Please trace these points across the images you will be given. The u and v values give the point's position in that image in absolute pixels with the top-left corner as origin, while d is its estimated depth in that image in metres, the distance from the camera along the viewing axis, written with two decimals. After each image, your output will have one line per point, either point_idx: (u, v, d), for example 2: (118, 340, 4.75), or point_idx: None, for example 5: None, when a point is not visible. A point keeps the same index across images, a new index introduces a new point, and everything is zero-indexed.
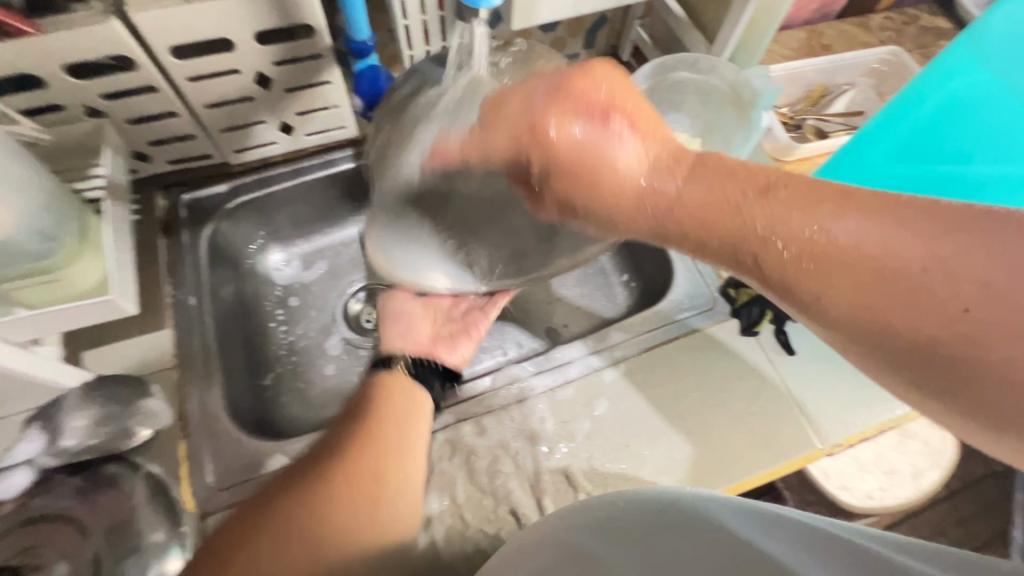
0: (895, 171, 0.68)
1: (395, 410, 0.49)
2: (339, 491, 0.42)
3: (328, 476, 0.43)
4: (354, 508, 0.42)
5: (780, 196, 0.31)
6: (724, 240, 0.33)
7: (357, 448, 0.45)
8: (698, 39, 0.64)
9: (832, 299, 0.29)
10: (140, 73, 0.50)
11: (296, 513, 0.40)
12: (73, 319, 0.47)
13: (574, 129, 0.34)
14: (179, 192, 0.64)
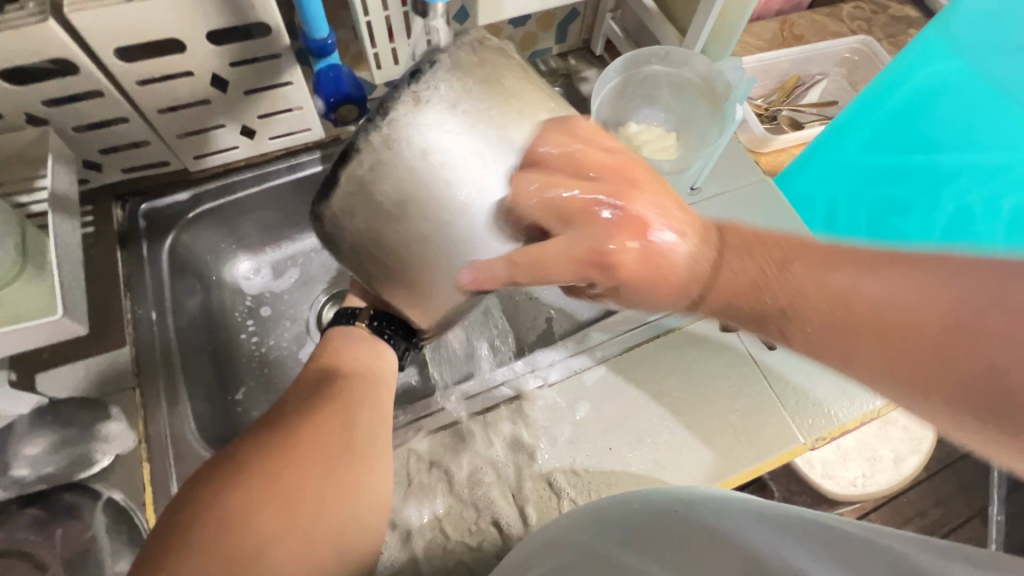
0: (871, 160, 0.70)
1: (362, 385, 0.49)
2: (315, 457, 0.41)
3: (301, 444, 0.41)
4: (334, 479, 0.40)
5: (796, 268, 0.36)
6: (754, 313, 0.38)
7: (328, 415, 0.44)
8: (670, 32, 0.63)
9: (860, 367, 0.34)
10: (84, 77, 0.47)
11: (273, 479, 0.38)
12: (17, 343, 0.44)
13: (634, 244, 0.39)
14: (137, 202, 0.61)
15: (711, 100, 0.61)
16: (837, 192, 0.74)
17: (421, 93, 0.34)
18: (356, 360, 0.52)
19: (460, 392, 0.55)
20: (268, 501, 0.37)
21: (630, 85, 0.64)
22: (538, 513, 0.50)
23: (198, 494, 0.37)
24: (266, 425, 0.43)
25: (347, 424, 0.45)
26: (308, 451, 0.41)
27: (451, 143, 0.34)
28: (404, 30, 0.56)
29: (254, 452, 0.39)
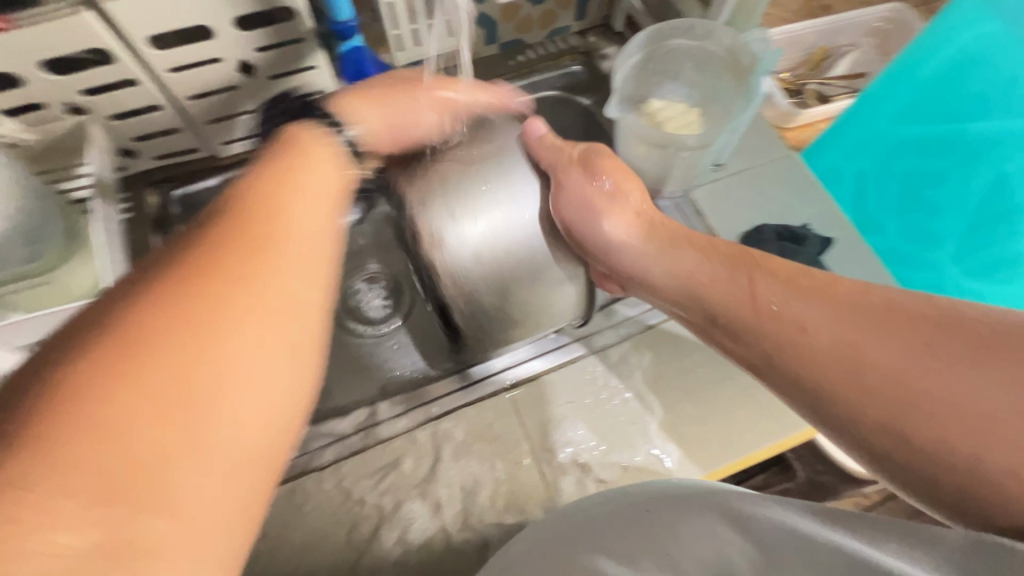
0: (904, 132, 0.70)
1: (316, 206, 0.33)
2: (237, 308, 0.26)
3: (224, 275, 0.27)
4: (269, 339, 0.26)
5: (776, 283, 0.40)
6: (721, 299, 0.42)
7: (266, 242, 0.29)
8: (692, 4, 0.63)
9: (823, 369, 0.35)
10: (120, 66, 0.48)
11: (170, 339, 0.24)
12: (69, 321, 0.46)
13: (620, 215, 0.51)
14: (169, 188, 0.63)
15: (736, 74, 0.60)
16: (867, 165, 0.73)
17: (450, 212, 0.48)
18: (300, 171, 0.35)
19: (480, 369, 0.56)
20: (150, 386, 0.23)
21: (652, 61, 0.63)
22: (564, 487, 0.51)
23: (58, 363, 0.23)
24: (172, 253, 0.28)
25: (297, 260, 0.30)
26: (227, 299, 0.26)
27: (493, 223, 0.48)
28: (424, 11, 0.56)
29: (145, 295, 0.25)
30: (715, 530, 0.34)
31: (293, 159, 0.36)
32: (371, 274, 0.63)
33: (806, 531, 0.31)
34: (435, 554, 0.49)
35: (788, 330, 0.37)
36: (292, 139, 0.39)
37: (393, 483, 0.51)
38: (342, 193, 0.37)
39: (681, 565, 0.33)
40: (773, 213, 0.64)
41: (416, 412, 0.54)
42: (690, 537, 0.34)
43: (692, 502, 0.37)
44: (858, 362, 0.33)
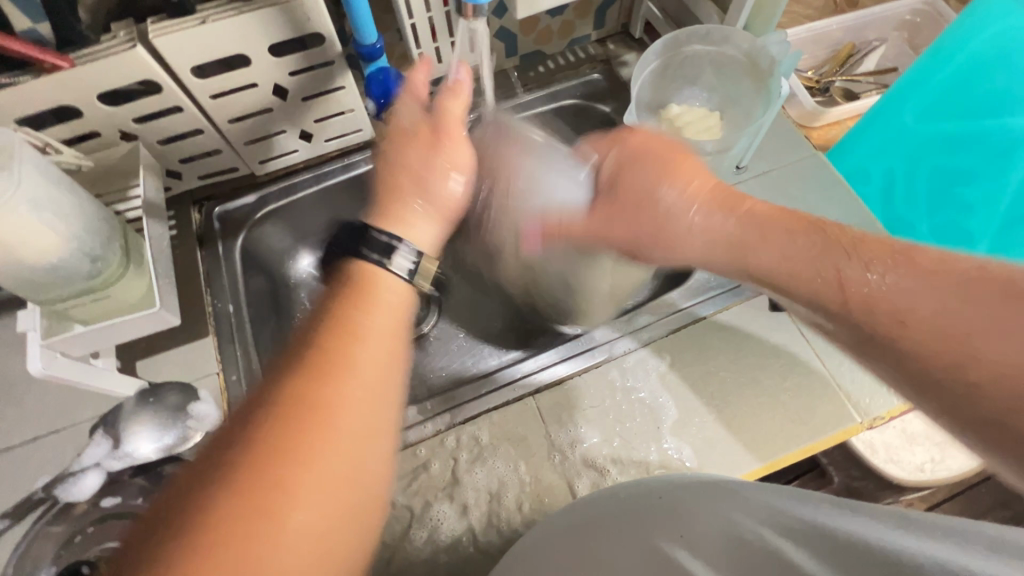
0: (933, 130, 0.68)
1: (385, 311, 0.40)
2: (329, 453, 0.32)
3: (308, 448, 0.32)
4: (341, 488, 0.32)
5: (866, 251, 0.36)
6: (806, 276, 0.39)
7: (332, 402, 0.34)
8: (710, 9, 0.63)
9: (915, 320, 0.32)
10: (167, 95, 0.52)
11: (255, 505, 0.29)
12: (123, 332, 0.50)
13: (665, 199, 0.45)
14: (211, 206, 0.67)
15: (756, 78, 0.59)
16: (895, 162, 0.70)
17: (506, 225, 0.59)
18: (354, 316, 0.38)
19: (506, 374, 0.58)
20: (246, 533, 0.29)
21: (670, 67, 0.63)
22: (581, 488, 0.52)
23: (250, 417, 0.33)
24: (275, 394, 0.33)
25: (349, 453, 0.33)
26: (284, 471, 0.31)
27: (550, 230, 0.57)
28: (446, 29, 0.59)
29: (246, 452, 0.31)
30: (730, 510, 0.34)
31: (357, 317, 0.38)
32: None
33: (818, 520, 0.29)
34: (460, 552, 0.50)
35: (884, 309, 0.34)
36: (360, 277, 0.41)
37: (423, 484, 0.53)
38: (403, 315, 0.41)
39: (693, 543, 0.33)
40: (799, 215, 0.63)
41: (443, 415, 0.56)
42: (700, 522, 0.35)
43: (714, 492, 0.37)
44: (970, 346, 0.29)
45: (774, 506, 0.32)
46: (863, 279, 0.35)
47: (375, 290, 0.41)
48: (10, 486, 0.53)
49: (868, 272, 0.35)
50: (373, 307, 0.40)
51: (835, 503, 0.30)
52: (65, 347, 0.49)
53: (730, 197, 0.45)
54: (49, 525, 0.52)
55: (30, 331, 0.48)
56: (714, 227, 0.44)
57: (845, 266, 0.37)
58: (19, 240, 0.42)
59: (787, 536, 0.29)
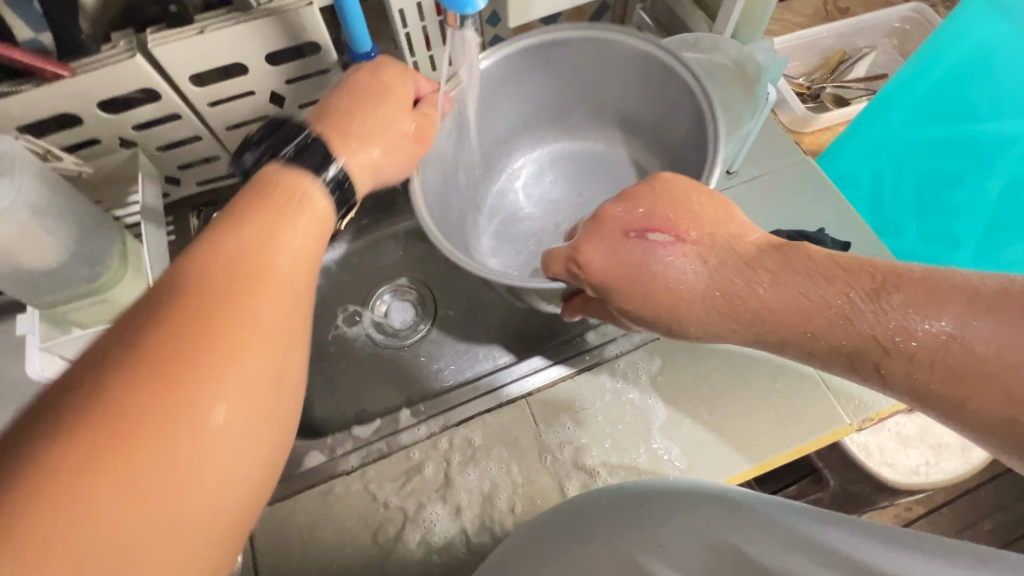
0: (917, 136, 0.69)
1: (294, 242, 0.34)
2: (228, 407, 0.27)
3: (194, 389, 0.26)
4: (237, 434, 0.28)
5: (895, 299, 0.33)
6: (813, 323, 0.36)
7: (237, 331, 0.29)
8: (700, 18, 0.65)
9: (977, 406, 0.29)
10: (165, 102, 0.53)
11: (118, 462, 0.24)
12: None
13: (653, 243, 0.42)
14: (209, 212, 0.68)
15: (744, 84, 0.60)
16: (882, 166, 0.72)
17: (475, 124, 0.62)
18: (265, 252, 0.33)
19: (489, 382, 0.58)
20: (111, 486, 0.23)
21: None
22: (571, 490, 0.53)
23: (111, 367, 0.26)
24: (148, 333, 0.27)
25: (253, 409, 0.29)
26: (169, 412, 0.25)
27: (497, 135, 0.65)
28: (440, 38, 0.60)
29: (118, 401, 0.25)
30: (713, 517, 0.35)
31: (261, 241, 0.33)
32: (405, 292, 0.68)
33: (805, 531, 0.31)
34: (453, 554, 0.50)
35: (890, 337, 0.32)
36: (273, 193, 0.36)
37: (416, 486, 0.53)
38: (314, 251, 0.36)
39: (680, 542, 0.34)
40: (789, 218, 0.64)
41: (434, 419, 0.57)
42: (681, 527, 0.35)
43: (696, 497, 0.37)
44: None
45: (758, 516, 0.33)
46: (913, 332, 0.31)
47: (289, 217, 0.35)
48: None
49: (912, 321, 0.31)
50: (281, 228, 0.35)
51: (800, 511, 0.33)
52: (64, 350, 0.49)
53: (748, 266, 0.39)
54: None
55: (29, 335, 0.49)
56: (715, 318, 0.40)
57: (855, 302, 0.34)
58: (19, 243, 0.43)
59: (765, 546, 0.31)
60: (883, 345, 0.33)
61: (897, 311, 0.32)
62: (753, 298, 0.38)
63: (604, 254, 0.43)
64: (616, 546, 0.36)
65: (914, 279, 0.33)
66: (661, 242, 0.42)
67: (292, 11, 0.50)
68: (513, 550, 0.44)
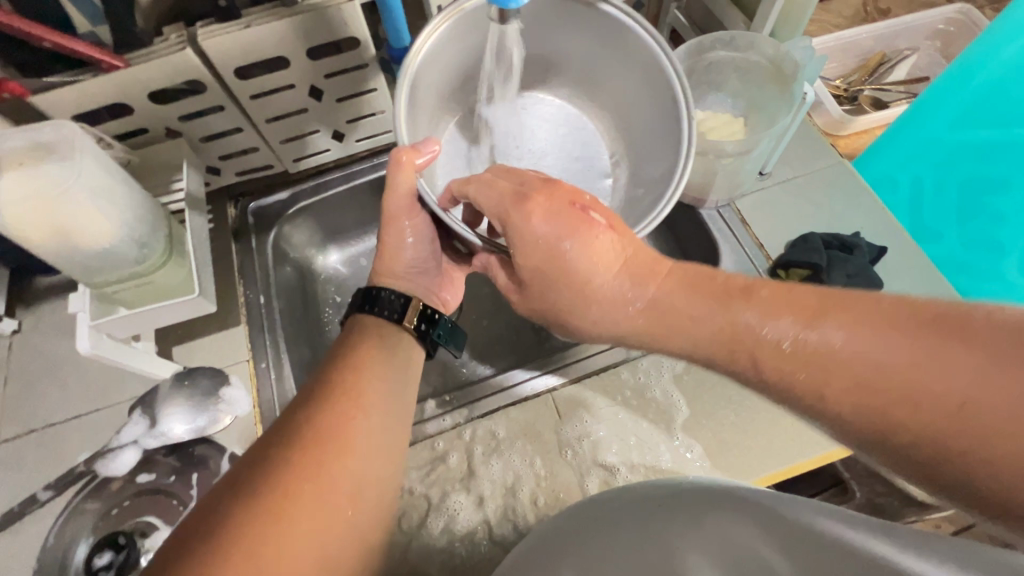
0: (961, 138, 0.68)
1: (391, 360, 0.46)
2: (337, 474, 0.37)
3: (314, 469, 0.37)
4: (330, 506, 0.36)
5: (762, 296, 0.35)
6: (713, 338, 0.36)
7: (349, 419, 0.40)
8: (737, 16, 0.64)
9: (833, 401, 0.30)
10: (211, 94, 0.55)
11: (269, 514, 0.34)
12: (164, 316, 0.53)
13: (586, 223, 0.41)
14: (246, 202, 0.69)
15: (780, 82, 0.60)
16: (923, 171, 0.70)
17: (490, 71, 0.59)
18: (367, 361, 0.45)
19: (508, 378, 0.59)
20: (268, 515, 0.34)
21: (694, 73, 0.63)
22: (591, 487, 0.53)
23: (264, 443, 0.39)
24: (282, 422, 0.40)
25: (353, 479, 0.38)
26: (311, 469, 0.37)
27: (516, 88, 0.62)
28: None
29: (274, 461, 0.36)
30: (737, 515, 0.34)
31: (349, 362, 0.44)
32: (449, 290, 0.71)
33: (818, 529, 0.30)
34: (473, 543, 0.51)
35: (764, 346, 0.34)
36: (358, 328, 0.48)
37: (440, 475, 0.54)
38: (401, 364, 0.47)
39: (704, 546, 0.34)
40: (823, 221, 0.63)
41: (460, 410, 0.57)
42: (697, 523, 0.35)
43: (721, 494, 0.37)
44: (883, 388, 0.29)
45: (769, 518, 0.32)
46: (774, 329, 0.33)
47: (381, 340, 0.48)
48: (55, 459, 0.56)
49: (767, 325, 0.34)
50: (378, 352, 0.46)
51: (822, 511, 0.31)
52: (110, 328, 0.52)
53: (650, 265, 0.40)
54: (87, 499, 0.55)
55: (79, 312, 0.50)
56: (639, 314, 0.39)
57: (737, 312, 0.35)
58: (76, 226, 0.45)
59: (785, 553, 0.31)
60: (746, 344, 0.34)
61: (765, 313, 0.34)
62: (652, 289, 0.38)
63: (554, 229, 0.40)
64: (645, 551, 0.36)
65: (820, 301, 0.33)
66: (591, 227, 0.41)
67: (335, 7, 0.52)
68: (534, 546, 0.44)
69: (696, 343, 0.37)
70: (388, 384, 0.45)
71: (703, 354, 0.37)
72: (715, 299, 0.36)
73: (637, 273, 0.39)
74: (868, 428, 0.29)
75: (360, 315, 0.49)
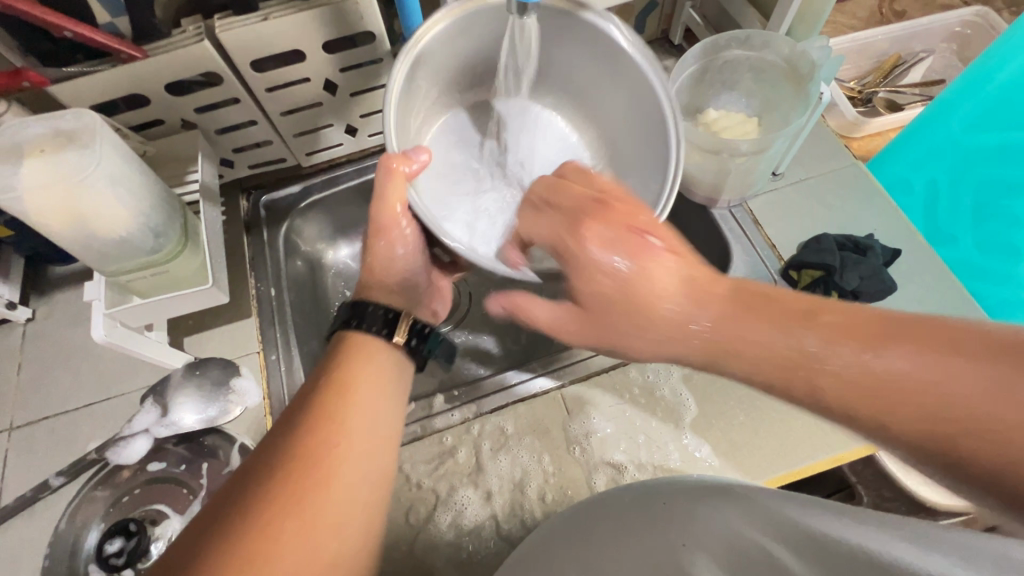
0: (976, 142, 0.67)
1: (380, 375, 0.45)
2: (320, 500, 0.37)
3: (294, 496, 0.36)
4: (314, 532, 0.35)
5: (825, 321, 0.32)
6: (770, 366, 0.32)
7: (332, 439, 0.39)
8: (753, 15, 0.64)
9: (898, 429, 0.28)
10: (226, 87, 0.55)
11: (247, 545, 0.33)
12: (176, 306, 0.53)
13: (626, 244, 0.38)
14: (258, 195, 0.70)
15: (796, 82, 0.60)
16: (938, 173, 0.70)
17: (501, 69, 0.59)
18: (354, 375, 0.44)
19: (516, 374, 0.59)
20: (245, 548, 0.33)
21: (708, 72, 0.63)
22: (599, 485, 0.53)
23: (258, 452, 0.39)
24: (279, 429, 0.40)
25: (337, 502, 0.37)
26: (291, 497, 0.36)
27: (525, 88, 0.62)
28: None
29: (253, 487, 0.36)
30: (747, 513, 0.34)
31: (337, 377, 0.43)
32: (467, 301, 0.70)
33: (820, 528, 0.30)
34: (480, 538, 0.51)
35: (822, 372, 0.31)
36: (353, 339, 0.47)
37: (448, 470, 0.54)
38: (392, 376, 0.46)
39: (714, 544, 0.33)
40: (836, 222, 0.63)
41: (469, 405, 0.58)
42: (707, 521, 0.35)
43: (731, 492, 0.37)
44: (953, 412, 0.27)
45: (781, 514, 0.32)
46: (835, 353, 0.30)
47: (373, 353, 0.46)
48: (67, 445, 0.57)
49: (823, 348, 0.31)
50: (370, 365, 0.45)
51: (837, 510, 0.31)
52: (125, 317, 0.53)
53: (705, 281, 0.36)
54: (97, 487, 0.55)
55: (96, 300, 0.51)
56: (694, 342, 0.35)
57: (798, 336, 0.32)
58: (94, 213, 0.45)
59: (793, 550, 0.30)
60: (804, 368, 0.31)
61: (826, 338, 0.31)
62: (703, 314, 0.34)
63: (614, 254, 0.37)
64: (653, 548, 0.36)
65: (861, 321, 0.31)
66: (651, 247, 0.37)
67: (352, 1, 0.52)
68: (541, 541, 0.44)
69: (746, 371, 0.33)
70: (377, 399, 0.43)
71: (756, 382, 0.33)
72: (768, 322, 0.33)
73: (697, 293, 0.35)
74: (930, 456, 0.28)
75: (346, 331, 0.47)
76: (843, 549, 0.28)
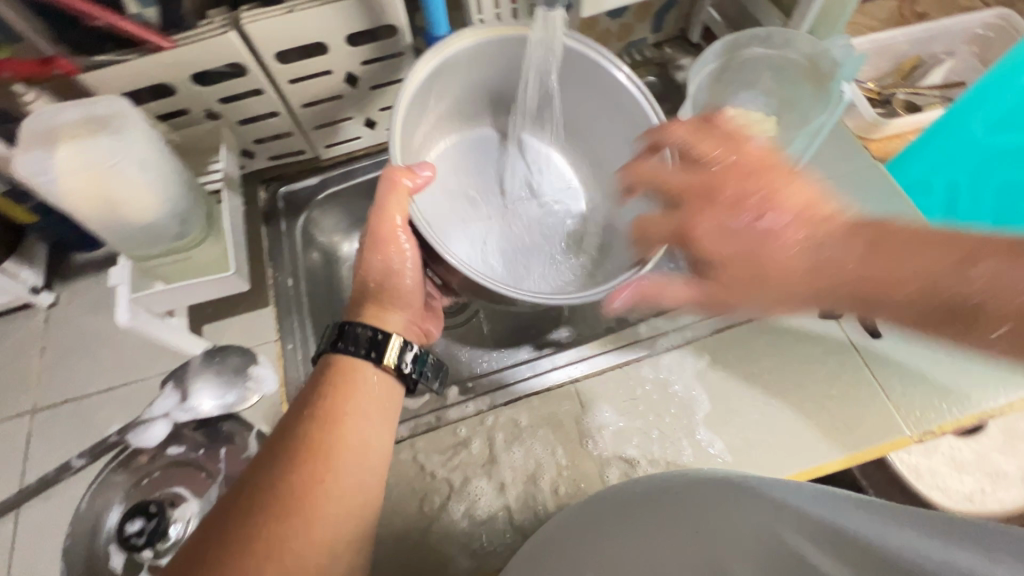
0: (1000, 142, 0.66)
1: (368, 409, 0.46)
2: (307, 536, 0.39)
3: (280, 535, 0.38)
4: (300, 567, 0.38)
5: (984, 266, 0.32)
6: (915, 304, 0.34)
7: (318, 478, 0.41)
8: (774, 14, 0.64)
9: None
10: (250, 78, 0.56)
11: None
12: (197, 293, 0.54)
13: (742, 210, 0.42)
14: (277, 186, 0.70)
15: (816, 81, 0.60)
16: (960, 175, 0.69)
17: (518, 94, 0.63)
18: (343, 408, 0.45)
19: (529, 368, 0.59)
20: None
21: (728, 70, 0.63)
22: (611, 478, 0.53)
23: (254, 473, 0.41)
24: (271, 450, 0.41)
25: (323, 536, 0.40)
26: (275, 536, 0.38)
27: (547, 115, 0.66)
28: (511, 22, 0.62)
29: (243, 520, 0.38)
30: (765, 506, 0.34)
31: (327, 405, 0.45)
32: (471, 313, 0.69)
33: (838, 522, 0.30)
34: (493, 528, 0.52)
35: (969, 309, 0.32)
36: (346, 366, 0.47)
37: (462, 460, 0.55)
38: (381, 410, 0.47)
39: (732, 535, 0.34)
40: None
41: (484, 397, 0.58)
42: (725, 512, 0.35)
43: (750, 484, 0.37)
44: None
45: (798, 507, 0.32)
46: (977, 288, 0.32)
47: (363, 384, 0.47)
48: (88, 428, 0.58)
49: (971, 286, 0.32)
50: (360, 399, 0.46)
51: (863, 504, 0.31)
52: (148, 302, 0.53)
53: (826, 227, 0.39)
54: (116, 471, 0.56)
55: (119, 286, 0.53)
56: (821, 291, 0.38)
57: (945, 276, 0.33)
58: (122, 198, 0.46)
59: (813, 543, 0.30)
60: (952, 306, 0.33)
61: (993, 272, 0.31)
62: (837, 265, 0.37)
63: (741, 220, 0.42)
64: (669, 539, 0.36)
65: (1001, 243, 0.32)
66: (765, 216, 0.41)
67: None
68: (556, 531, 0.44)
69: (895, 314, 0.35)
70: (364, 436, 0.44)
71: (905, 320, 0.35)
72: (910, 261, 0.34)
73: (827, 246, 0.38)
74: None
75: (332, 355, 0.48)
76: (862, 543, 0.28)
